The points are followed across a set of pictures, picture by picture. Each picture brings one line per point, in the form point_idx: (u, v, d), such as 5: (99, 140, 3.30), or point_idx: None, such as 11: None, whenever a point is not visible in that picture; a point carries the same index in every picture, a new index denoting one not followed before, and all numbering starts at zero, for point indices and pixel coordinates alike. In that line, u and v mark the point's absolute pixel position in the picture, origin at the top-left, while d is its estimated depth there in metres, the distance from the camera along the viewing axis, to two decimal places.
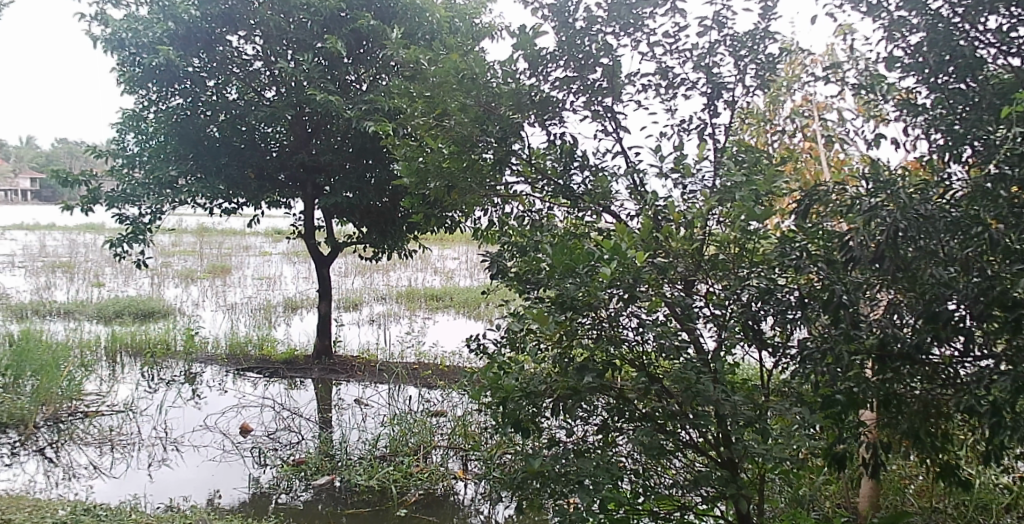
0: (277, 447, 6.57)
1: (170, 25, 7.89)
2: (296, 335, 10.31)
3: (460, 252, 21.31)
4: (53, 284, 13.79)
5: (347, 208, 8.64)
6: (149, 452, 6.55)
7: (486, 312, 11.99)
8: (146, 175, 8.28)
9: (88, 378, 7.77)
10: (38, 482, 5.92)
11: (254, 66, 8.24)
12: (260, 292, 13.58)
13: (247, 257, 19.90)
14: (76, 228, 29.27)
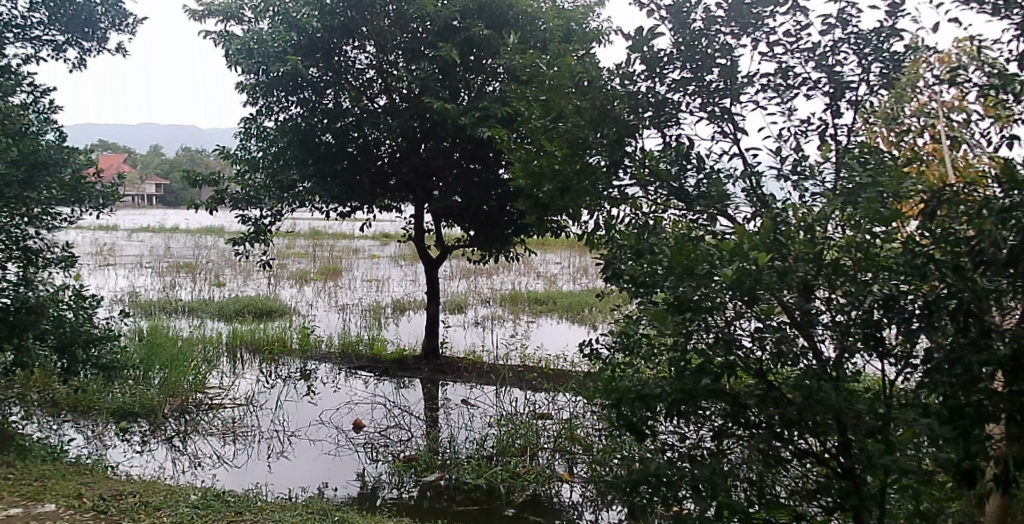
0: (388, 443, 6.73)
1: (293, 36, 7.88)
2: (405, 336, 10.59)
3: (563, 257, 21.37)
4: (177, 282, 14.58)
5: (456, 214, 8.70)
6: (268, 444, 6.82)
7: (588, 317, 11.96)
8: (265, 181, 8.65)
9: (212, 373, 8.14)
10: (167, 469, 6.25)
11: (368, 76, 8.33)
12: (368, 294, 13.99)
13: (355, 260, 20.55)
14: (200, 230, 31.04)
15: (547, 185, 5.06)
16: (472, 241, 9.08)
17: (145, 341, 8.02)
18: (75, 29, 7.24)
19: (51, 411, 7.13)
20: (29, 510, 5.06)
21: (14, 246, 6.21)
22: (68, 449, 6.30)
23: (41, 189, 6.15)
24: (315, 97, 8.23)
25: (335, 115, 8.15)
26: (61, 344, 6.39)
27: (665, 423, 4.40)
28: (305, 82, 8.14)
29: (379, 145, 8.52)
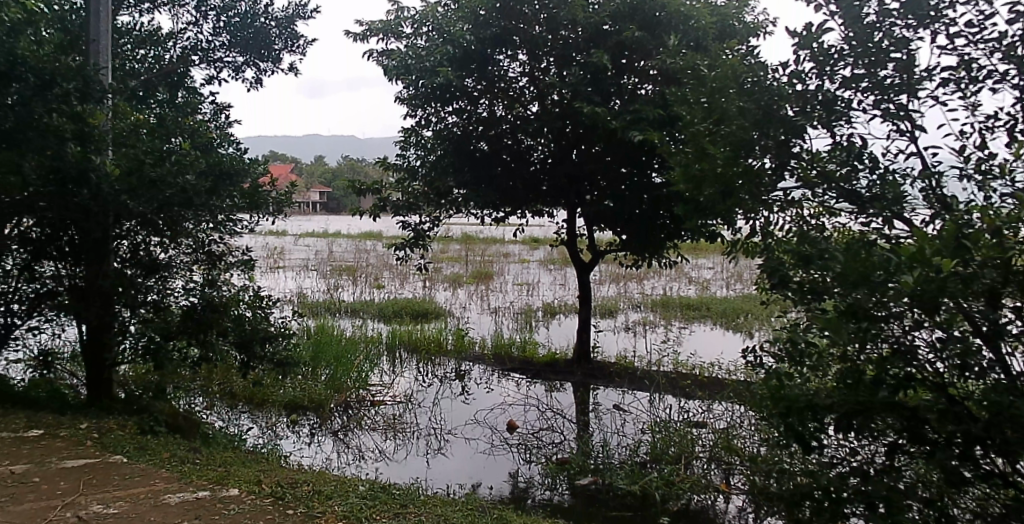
0: (542, 445, 6.82)
1: (448, 49, 8.14)
2: (556, 339, 10.70)
3: (715, 261, 20.90)
4: (341, 285, 15.47)
5: (607, 219, 8.63)
6: (426, 441, 7.09)
7: (744, 325, 11.56)
8: (423, 189, 8.95)
9: (373, 371, 8.56)
10: (334, 460, 6.61)
11: (520, 83, 8.30)
12: (519, 298, 14.25)
13: (505, 263, 20.99)
14: (357, 235, 32.75)
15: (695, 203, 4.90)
16: (624, 245, 8.81)
17: (314, 339, 8.55)
18: (253, 51, 7.84)
19: (230, 402, 7.72)
20: (215, 493, 5.43)
21: (201, 252, 6.66)
22: (246, 437, 6.73)
23: (224, 197, 6.56)
24: (469, 107, 8.37)
25: (490, 124, 8.31)
26: (243, 339, 6.69)
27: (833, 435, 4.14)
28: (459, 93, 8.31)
29: (531, 151, 8.39)
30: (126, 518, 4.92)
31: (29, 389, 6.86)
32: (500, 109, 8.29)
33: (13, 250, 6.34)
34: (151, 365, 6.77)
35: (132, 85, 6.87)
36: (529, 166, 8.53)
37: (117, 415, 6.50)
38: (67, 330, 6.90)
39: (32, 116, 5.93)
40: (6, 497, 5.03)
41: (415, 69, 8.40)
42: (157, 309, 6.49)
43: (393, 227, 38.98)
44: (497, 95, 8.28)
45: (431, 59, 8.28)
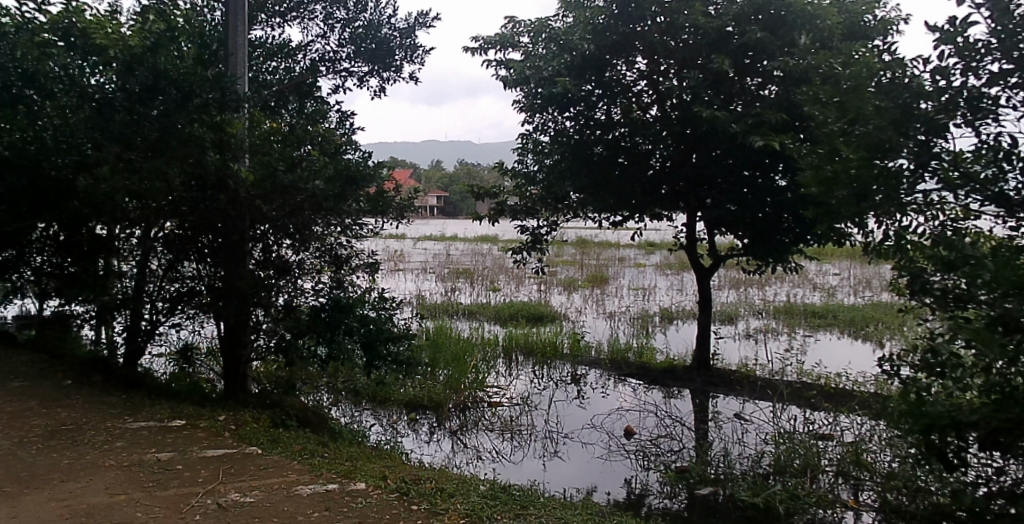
0: (660, 452, 6.76)
1: (566, 57, 8.19)
2: (675, 345, 10.52)
3: (842, 268, 20.05)
4: (458, 287, 15.79)
5: (727, 223, 8.45)
6: (543, 443, 7.14)
7: (874, 333, 11.03)
8: (541, 194, 9.04)
9: (491, 373, 8.72)
10: (454, 459, 6.75)
11: (638, 87, 8.22)
12: (635, 302, 14.13)
13: (619, 267, 20.86)
14: (470, 238, 33.30)
15: (825, 214, 4.72)
16: (745, 250, 8.53)
17: (432, 340, 8.85)
18: (377, 61, 8.14)
19: (354, 399, 8.02)
20: (343, 486, 5.63)
21: (327, 254, 6.77)
22: (369, 434, 6.95)
23: (351, 200, 6.74)
24: (587, 112, 8.40)
25: (607, 128, 8.29)
26: (368, 339, 6.82)
27: (983, 453, 3.88)
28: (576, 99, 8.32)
29: (650, 156, 8.26)
30: (262, 508, 5.17)
31: (173, 382, 7.33)
32: (617, 113, 8.25)
33: (158, 251, 6.77)
34: (281, 362, 7.11)
35: (266, 95, 7.23)
36: (648, 170, 8.34)
37: (252, 409, 6.80)
38: (206, 327, 7.27)
39: (178, 127, 6.35)
40: (154, 482, 5.39)
41: (532, 77, 8.46)
42: (287, 308, 6.67)
43: (504, 231, 39.46)
44: (615, 100, 8.27)
45: (548, 67, 8.31)
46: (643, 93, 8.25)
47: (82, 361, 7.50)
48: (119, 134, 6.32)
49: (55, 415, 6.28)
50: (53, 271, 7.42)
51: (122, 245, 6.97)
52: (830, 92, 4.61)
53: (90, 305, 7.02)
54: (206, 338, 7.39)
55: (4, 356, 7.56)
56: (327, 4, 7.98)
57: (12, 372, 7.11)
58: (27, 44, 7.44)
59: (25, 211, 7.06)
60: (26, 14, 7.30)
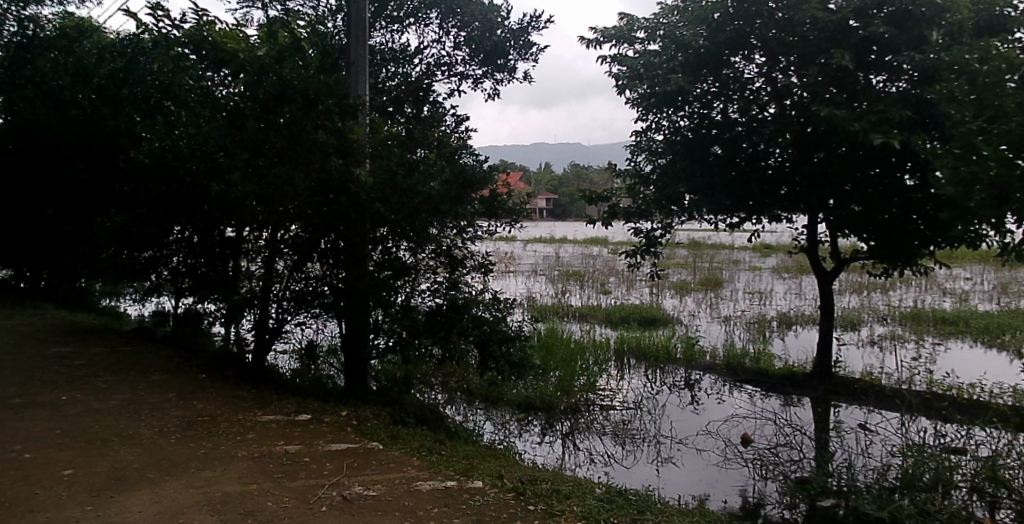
0: (781, 461, 6.40)
1: (679, 57, 8.08)
2: (793, 351, 10.21)
3: (974, 273, 18.89)
4: (568, 289, 15.84)
5: (849, 225, 8.16)
6: (656, 448, 7.09)
7: (1012, 343, 10.36)
8: (656, 193, 8.81)
9: (601, 376, 8.75)
10: (568, 460, 6.77)
11: (757, 84, 8.05)
12: (751, 306, 13.79)
13: (733, 270, 20.38)
14: (574, 241, 33.32)
15: (969, 215, 4.51)
16: (870, 253, 8.19)
17: (543, 344, 9.00)
18: (491, 62, 8.59)
19: (469, 399, 8.17)
20: (461, 483, 5.72)
21: (443, 254, 6.85)
22: (483, 433, 7.07)
23: (468, 203, 6.86)
24: (702, 109, 8.31)
25: (724, 126, 8.11)
26: (484, 339, 6.88)
27: None
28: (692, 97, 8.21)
29: (768, 155, 8.06)
30: (384, 501, 5.32)
31: (298, 378, 7.68)
32: (733, 112, 8.06)
33: (283, 253, 6.97)
34: (399, 361, 7.29)
35: (385, 101, 7.45)
36: (765, 171, 8.16)
37: (371, 406, 7.01)
38: (328, 326, 7.50)
39: (303, 132, 6.62)
40: (282, 473, 5.63)
41: (651, 74, 8.20)
42: (404, 308, 6.78)
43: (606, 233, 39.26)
44: (732, 98, 8.08)
45: (662, 65, 8.20)
46: (762, 90, 8.09)
47: (214, 357, 7.92)
48: (250, 142, 6.74)
49: (191, 407, 6.67)
50: (187, 272, 7.83)
51: (249, 248, 7.24)
52: (966, 87, 4.40)
53: (220, 304, 7.31)
54: (327, 336, 7.64)
55: (144, 350, 8.07)
56: (442, 11, 8.27)
57: (152, 365, 7.59)
58: (166, 59, 7.98)
59: (162, 214, 7.47)
60: (161, 30, 7.73)
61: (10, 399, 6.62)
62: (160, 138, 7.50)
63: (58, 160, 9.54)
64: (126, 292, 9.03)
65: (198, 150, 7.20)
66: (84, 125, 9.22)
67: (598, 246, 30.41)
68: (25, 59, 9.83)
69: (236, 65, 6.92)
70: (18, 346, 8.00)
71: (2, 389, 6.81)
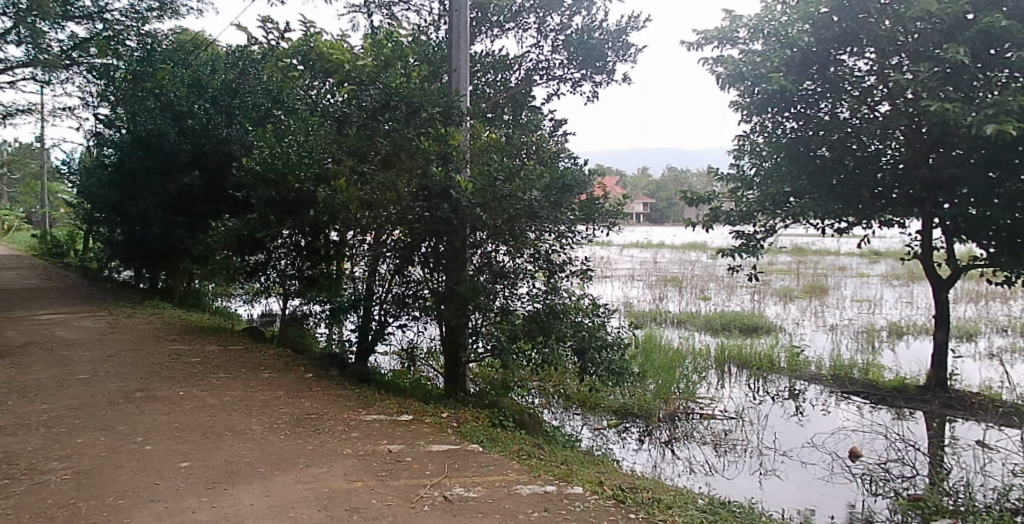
0: (890, 476, 6.25)
1: (788, 53, 7.87)
2: (906, 363, 9.77)
3: None
4: (667, 295, 15.65)
5: (967, 230, 7.76)
6: (760, 460, 6.89)
7: None
8: (761, 196, 8.61)
9: (701, 385, 8.64)
10: (668, 469, 6.66)
11: (868, 82, 7.63)
12: (860, 315, 13.26)
13: (839, 278, 19.62)
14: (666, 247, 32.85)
15: None
16: (990, 260, 7.75)
17: (642, 350, 8.93)
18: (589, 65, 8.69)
19: (566, 403, 8.19)
20: (561, 489, 5.65)
21: (541, 259, 6.85)
22: (581, 438, 7.03)
23: (565, 209, 6.82)
24: (809, 110, 8.07)
25: (832, 127, 7.80)
26: (582, 345, 6.75)
27: None
28: (797, 97, 7.99)
29: (881, 156, 7.78)
30: (485, 503, 5.35)
31: (399, 379, 7.82)
32: (844, 111, 7.75)
33: (387, 255, 7.23)
34: (497, 365, 7.30)
35: (485, 107, 7.55)
36: (878, 173, 7.89)
37: (471, 408, 7.08)
38: (429, 329, 7.61)
39: (407, 139, 6.75)
40: (386, 472, 5.75)
41: (756, 73, 8.10)
42: (503, 312, 6.78)
43: (701, 238, 38.49)
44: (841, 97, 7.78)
45: (766, 64, 8.08)
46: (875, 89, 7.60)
47: (320, 356, 8.21)
48: (356, 149, 6.97)
49: (299, 405, 6.90)
50: (295, 274, 8.15)
51: (355, 252, 7.58)
52: None
53: (325, 305, 7.72)
54: (429, 339, 7.72)
55: (254, 349, 8.41)
56: (541, 13, 8.46)
57: (262, 364, 7.89)
58: (275, 70, 8.30)
59: (272, 220, 7.84)
60: (272, 42, 8.06)
61: (132, 393, 7.02)
62: (271, 145, 7.81)
63: (174, 167, 10.06)
64: (236, 293, 9.42)
65: (306, 157, 7.46)
66: (199, 134, 9.75)
67: (691, 252, 29.88)
68: (146, 73, 10.43)
69: (342, 75, 7.13)
70: (139, 344, 8.47)
71: (126, 384, 7.23)
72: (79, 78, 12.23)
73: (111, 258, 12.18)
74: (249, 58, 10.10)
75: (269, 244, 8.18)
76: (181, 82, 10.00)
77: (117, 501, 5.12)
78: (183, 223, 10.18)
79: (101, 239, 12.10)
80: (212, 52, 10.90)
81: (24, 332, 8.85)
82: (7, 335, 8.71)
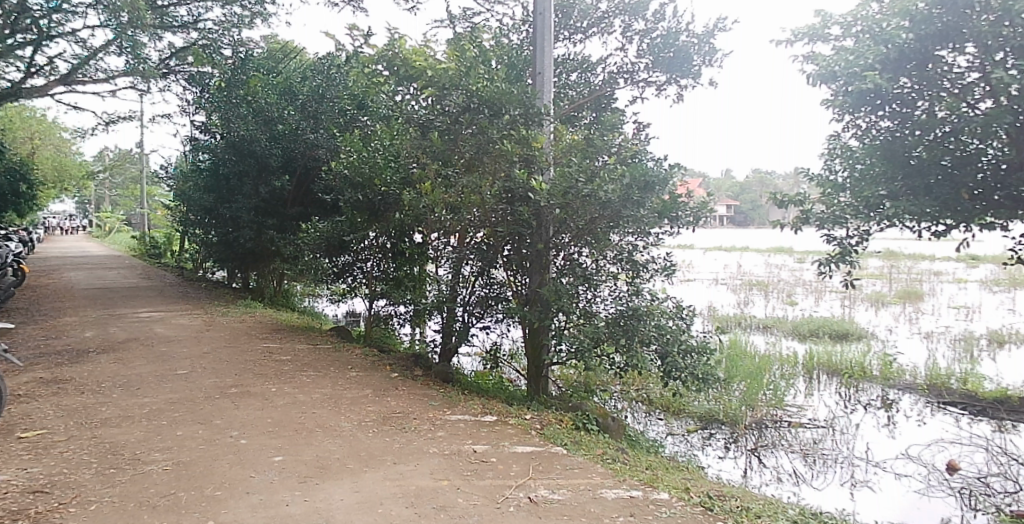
0: (990, 493, 6.05)
1: (882, 50, 7.01)
2: (1008, 373, 9.34)
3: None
4: (752, 301, 15.41)
5: None
6: (851, 471, 6.69)
7: None
8: (852, 196, 7.53)
9: (789, 392, 8.50)
10: (754, 478, 6.53)
11: (969, 79, 6.75)
12: (959, 323, 12.75)
13: (935, 283, 18.87)
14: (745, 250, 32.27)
15: None
16: None
17: (728, 355, 8.85)
18: (675, 69, 8.87)
19: (649, 407, 8.16)
20: (647, 494, 5.57)
21: (624, 260, 6.83)
22: (665, 445, 6.99)
23: (647, 209, 6.64)
24: (904, 109, 7.15)
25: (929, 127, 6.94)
26: (666, 348, 6.67)
27: None
28: (892, 96, 7.14)
29: (983, 154, 6.87)
30: (571, 506, 5.32)
31: (483, 382, 7.90)
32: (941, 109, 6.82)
33: (469, 258, 7.32)
34: (580, 369, 7.28)
35: (568, 109, 7.58)
36: (979, 173, 7.00)
37: (554, 410, 7.11)
38: (513, 331, 7.66)
39: (491, 143, 6.78)
40: (471, 471, 5.80)
41: (848, 71, 7.20)
42: (586, 315, 6.73)
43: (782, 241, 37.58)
44: (940, 95, 6.88)
45: (861, 63, 7.16)
46: (976, 86, 6.71)
47: (405, 357, 8.39)
48: (440, 153, 7.08)
49: (385, 403, 7.04)
50: (381, 275, 8.50)
51: (438, 253, 7.74)
52: None
53: (411, 306, 7.90)
54: (512, 341, 7.74)
55: (341, 348, 8.66)
56: (625, 17, 8.77)
57: (349, 363, 8.09)
58: (361, 75, 8.52)
59: (359, 223, 8.13)
60: (356, 48, 8.27)
61: (227, 389, 7.29)
62: (358, 150, 8.03)
63: (266, 172, 10.53)
64: (324, 293, 9.68)
65: (392, 161, 7.62)
66: (290, 139, 10.24)
67: (772, 256, 29.24)
68: (239, 81, 10.86)
69: (425, 80, 7.26)
70: (232, 341, 8.82)
71: (221, 380, 7.53)
72: (177, 87, 12.88)
73: (205, 259, 12.76)
74: (336, 65, 10.39)
75: (356, 246, 8.51)
76: (273, 89, 10.38)
77: (215, 492, 5.33)
78: (274, 224, 10.61)
79: (196, 240, 12.65)
80: (302, 59, 11.27)
81: (125, 328, 9.34)
82: (110, 331, 9.19)
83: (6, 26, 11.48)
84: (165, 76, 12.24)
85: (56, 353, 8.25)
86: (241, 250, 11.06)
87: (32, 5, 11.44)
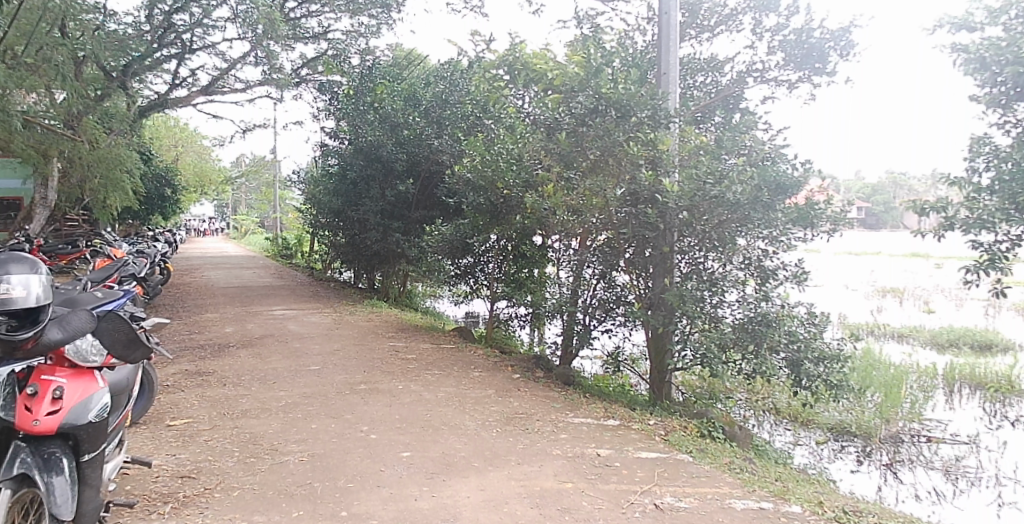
0: None
1: None
2: None
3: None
4: (884, 308, 14.78)
5: None
6: (997, 491, 6.29)
7: None
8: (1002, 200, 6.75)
9: (927, 406, 8.13)
10: (889, 494, 6.24)
11: None
12: None
13: None
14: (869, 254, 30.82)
15: None
16: None
17: (860, 365, 8.77)
18: (809, 67, 8.64)
19: (777, 416, 7.96)
20: (777, 506, 5.38)
21: (752, 266, 6.66)
22: (792, 455, 6.87)
23: (779, 212, 6.44)
24: None
25: None
26: (796, 357, 6.41)
27: None
28: None
29: None
30: (698, 515, 5.21)
31: (603, 386, 7.93)
32: None
33: (592, 261, 7.46)
34: (704, 375, 7.15)
35: (695, 110, 7.49)
36: None
37: (678, 417, 7.05)
38: (634, 334, 7.61)
39: (616, 144, 6.76)
40: (595, 475, 5.81)
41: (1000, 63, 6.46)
42: (712, 320, 6.55)
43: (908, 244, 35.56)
44: None
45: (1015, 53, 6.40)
46: None
47: (525, 359, 8.54)
48: (564, 155, 7.12)
49: (509, 404, 7.17)
50: (501, 277, 8.77)
51: (560, 257, 8.00)
52: None
53: (530, 307, 8.21)
54: (633, 344, 7.70)
55: (464, 348, 8.89)
56: (757, 15, 8.61)
57: (471, 363, 8.28)
58: (483, 80, 8.71)
59: (482, 225, 8.40)
60: (479, 54, 8.44)
61: (355, 385, 7.60)
62: (481, 153, 8.20)
63: (391, 176, 10.96)
64: (445, 293, 9.98)
65: (514, 164, 7.74)
66: (413, 143, 10.60)
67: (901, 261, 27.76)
68: (366, 87, 11.39)
69: (547, 84, 7.40)
70: (359, 339, 9.20)
71: (351, 376, 7.86)
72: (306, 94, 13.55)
73: (333, 260, 13.44)
74: (457, 69, 10.62)
75: (479, 249, 8.84)
76: (398, 95, 10.82)
77: (347, 484, 5.56)
78: (399, 226, 11.01)
79: (324, 241, 13.32)
80: (423, 66, 11.60)
81: (261, 324, 9.92)
82: (247, 327, 9.77)
83: (155, 41, 12.46)
84: (297, 85, 12.91)
85: (199, 347, 8.85)
86: (367, 251, 11.54)
87: (178, 22, 12.36)
